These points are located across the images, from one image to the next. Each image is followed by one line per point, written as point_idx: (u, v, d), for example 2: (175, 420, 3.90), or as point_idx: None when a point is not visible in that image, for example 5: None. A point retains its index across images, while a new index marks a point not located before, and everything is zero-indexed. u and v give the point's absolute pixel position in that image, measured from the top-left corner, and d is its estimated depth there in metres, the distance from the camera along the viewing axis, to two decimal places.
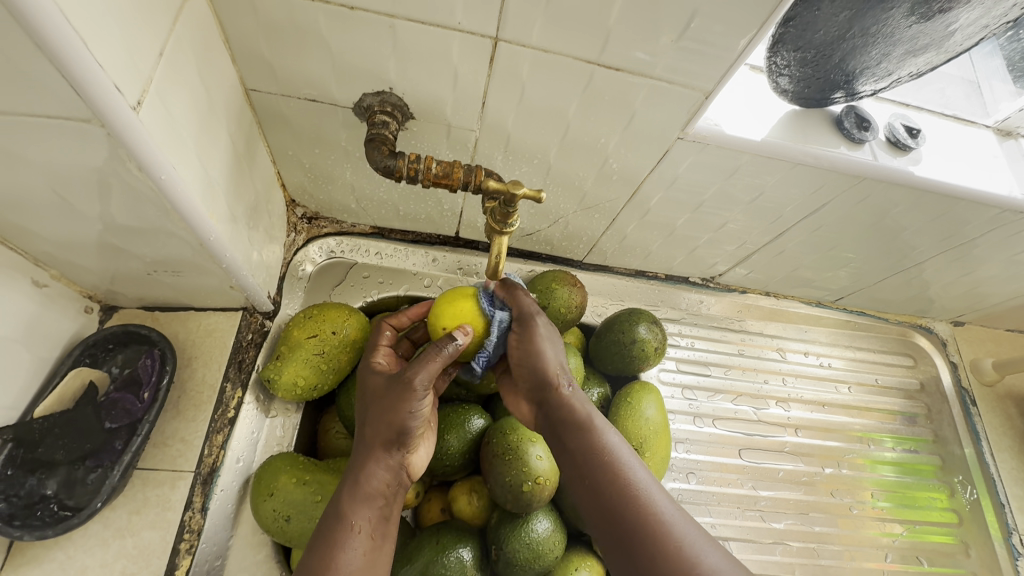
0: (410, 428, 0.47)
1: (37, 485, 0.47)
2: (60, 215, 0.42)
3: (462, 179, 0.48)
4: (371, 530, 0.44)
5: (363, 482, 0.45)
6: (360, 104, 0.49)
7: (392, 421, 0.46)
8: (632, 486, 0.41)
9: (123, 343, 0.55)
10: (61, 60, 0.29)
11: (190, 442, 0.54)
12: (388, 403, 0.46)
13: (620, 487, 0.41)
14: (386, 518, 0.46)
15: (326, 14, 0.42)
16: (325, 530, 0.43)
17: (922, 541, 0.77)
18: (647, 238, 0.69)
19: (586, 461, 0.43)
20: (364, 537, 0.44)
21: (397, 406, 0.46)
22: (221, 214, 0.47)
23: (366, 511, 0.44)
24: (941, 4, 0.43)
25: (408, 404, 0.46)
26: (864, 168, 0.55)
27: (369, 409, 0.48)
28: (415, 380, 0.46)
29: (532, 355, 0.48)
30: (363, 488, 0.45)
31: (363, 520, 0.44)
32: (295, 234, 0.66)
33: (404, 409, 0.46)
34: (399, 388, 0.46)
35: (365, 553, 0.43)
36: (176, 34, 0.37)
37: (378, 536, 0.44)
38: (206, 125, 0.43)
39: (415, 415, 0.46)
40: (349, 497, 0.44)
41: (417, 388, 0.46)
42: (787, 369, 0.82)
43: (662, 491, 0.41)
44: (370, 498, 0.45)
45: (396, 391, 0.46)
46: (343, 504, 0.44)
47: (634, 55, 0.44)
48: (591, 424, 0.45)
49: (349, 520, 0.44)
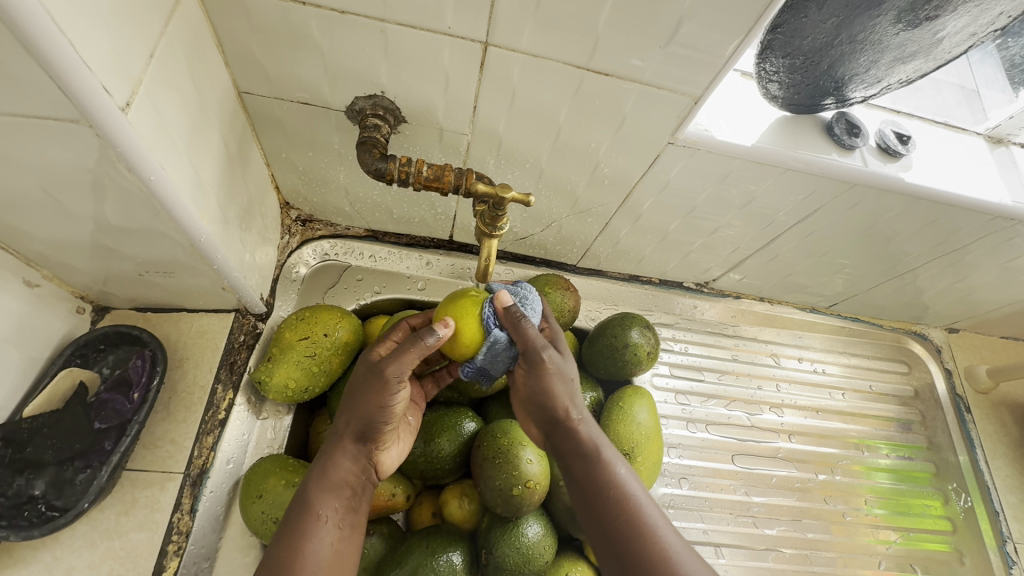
0: (383, 416, 0.47)
1: (26, 485, 0.47)
2: (50, 215, 0.42)
3: (453, 182, 0.48)
4: (338, 520, 0.44)
5: (331, 472, 0.45)
6: (353, 107, 0.50)
7: (360, 408, 0.46)
8: (641, 517, 0.43)
9: (114, 344, 0.55)
10: (48, 61, 0.29)
11: (180, 443, 0.54)
12: (363, 391, 0.46)
13: (630, 520, 0.42)
14: (354, 509, 0.45)
15: (317, 18, 0.42)
16: (292, 518, 0.43)
17: (916, 548, 0.77)
18: (640, 243, 0.69)
19: (599, 492, 0.45)
20: (332, 527, 0.43)
21: (367, 394, 0.46)
22: (212, 215, 0.47)
23: (334, 501, 0.44)
24: (928, 12, 0.44)
25: (383, 392, 0.46)
26: (856, 174, 0.55)
27: (342, 402, 0.49)
28: (388, 369, 0.46)
29: (563, 346, 0.51)
30: (329, 478, 0.45)
31: (330, 510, 0.43)
32: (289, 237, 0.67)
33: (375, 397, 0.46)
34: (373, 376, 0.46)
35: (331, 543, 0.42)
36: (167, 37, 0.38)
37: (345, 527, 0.44)
38: (198, 127, 0.43)
39: (389, 403, 0.46)
40: (314, 488, 0.44)
41: (391, 377, 0.45)
42: (781, 375, 0.82)
43: (668, 523, 0.43)
44: (337, 488, 0.45)
45: (374, 379, 0.46)
46: (310, 493, 0.44)
47: (622, 61, 0.44)
48: (601, 455, 0.46)
49: (316, 510, 0.43)
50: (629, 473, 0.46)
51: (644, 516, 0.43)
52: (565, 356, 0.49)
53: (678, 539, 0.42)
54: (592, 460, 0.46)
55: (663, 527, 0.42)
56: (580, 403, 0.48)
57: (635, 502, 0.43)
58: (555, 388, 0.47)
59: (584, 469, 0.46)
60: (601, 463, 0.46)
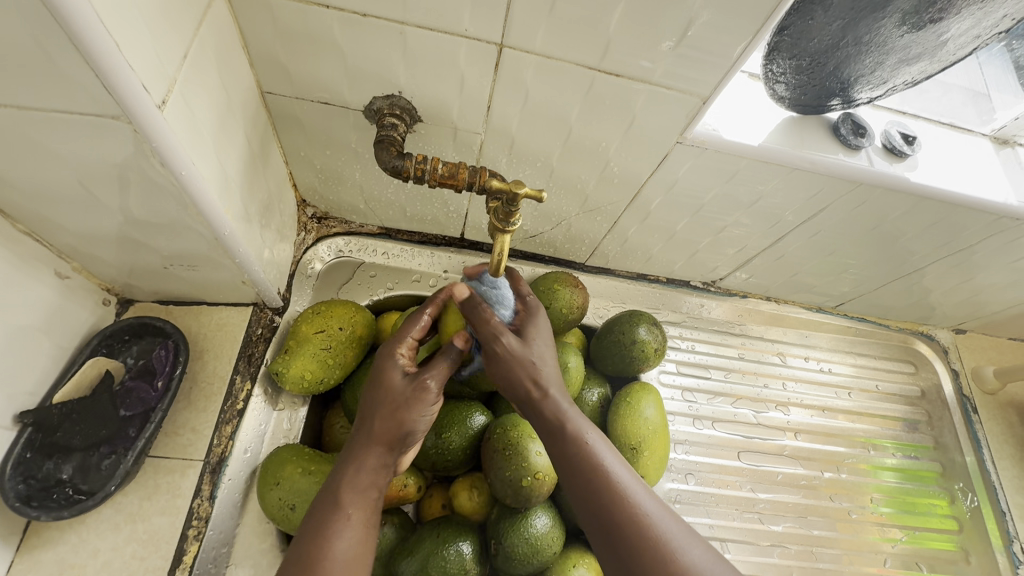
0: (415, 430, 0.49)
1: (54, 469, 0.49)
2: (84, 208, 0.44)
3: (467, 179, 0.50)
4: (365, 522, 0.44)
5: (361, 475, 0.46)
6: (371, 107, 0.51)
7: (401, 418, 0.48)
8: (617, 490, 0.43)
9: (138, 334, 0.57)
10: (93, 60, 0.31)
11: (200, 432, 0.56)
12: (400, 402, 0.48)
13: (603, 491, 0.43)
14: (377, 513, 0.46)
15: (339, 21, 0.44)
16: (319, 517, 0.43)
17: (922, 547, 0.78)
18: (648, 242, 0.70)
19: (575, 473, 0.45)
20: (358, 527, 0.43)
21: (409, 406, 0.48)
22: (236, 211, 0.49)
23: (362, 503, 0.45)
24: (932, 14, 0.45)
25: (420, 407, 0.49)
26: (860, 174, 0.56)
27: (376, 401, 0.49)
28: (430, 385, 0.49)
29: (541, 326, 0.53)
30: (360, 479, 0.46)
31: (357, 510, 0.44)
32: (305, 234, 0.69)
33: (415, 414, 0.48)
34: (411, 390, 0.49)
35: (358, 542, 0.43)
36: (199, 39, 0.40)
37: (371, 529, 0.44)
38: (225, 124, 0.45)
39: (423, 420, 0.49)
40: (347, 486, 0.45)
41: (430, 393, 0.49)
42: (787, 374, 0.82)
43: (645, 489, 0.44)
44: (366, 490, 0.45)
45: (414, 393, 0.49)
46: (340, 492, 0.44)
47: (633, 62, 0.46)
48: (574, 427, 0.47)
49: (346, 509, 0.44)
50: (600, 440, 0.47)
51: (618, 484, 0.43)
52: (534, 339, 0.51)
53: (660, 509, 0.42)
54: (565, 439, 0.46)
55: (638, 494, 0.43)
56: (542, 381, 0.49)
57: (610, 474, 0.44)
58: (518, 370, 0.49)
59: (558, 446, 0.46)
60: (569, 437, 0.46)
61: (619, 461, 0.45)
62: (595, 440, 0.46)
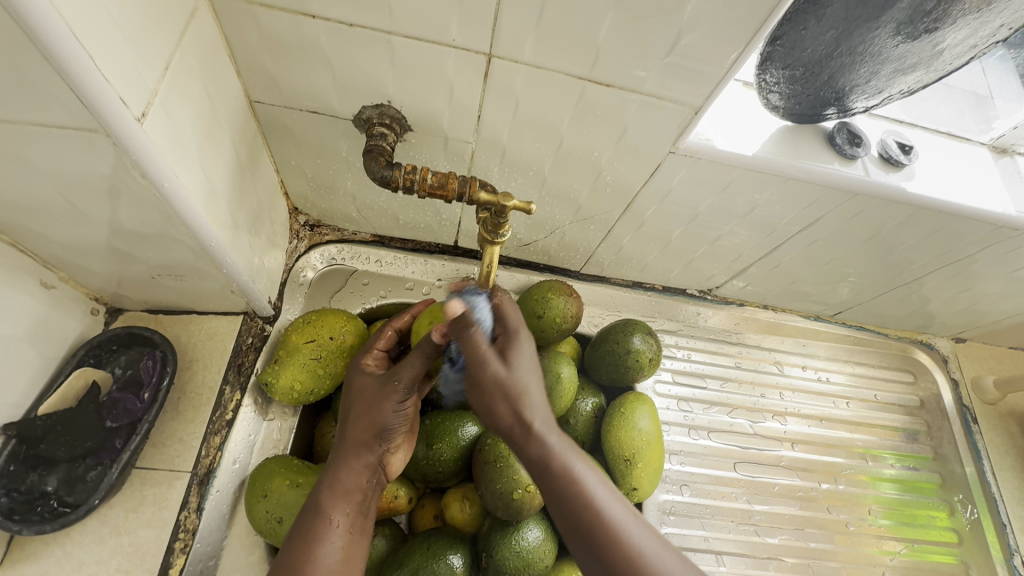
0: (391, 426, 0.49)
1: (39, 481, 0.49)
2: (67, 220, 0.44)
3: (456, 190, 0.49)
4: (349, 525, 0.45)
5: (343, 478, 0.46)
6: (360, 116, 0.51)
7: (373, 418, 0.48)
8: (610, 525, 0.40)
9: (126, 344, 0.56)
10: (66, 72, 0.30)
11: (188, 443, 0.55)
12: (374, 399, 0.49)
13: (595, 525, 0.41)
14: (364, 513, 0.47)
15: (326, 31, 0.43)
16: (304, 522, 0.44)
17: (921, 560, 0.77)
18: (643, 250, 0.69)
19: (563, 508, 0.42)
20: (342, 531, 0.44)
21: (382, 404, 0.49)
22: (222, 221, 0.48)
23: (345, 506, 0.45)
24: (927, 24, 0.44)
25: (389, 403, 0.49)
26: (856, 184, 0.55)
27: (352, 406, 0.50)
28: (398, 381, 0.49)
29: (524, 351, 0.47)
30: (342, 482, 0.46)
31: (341, 515, 0.45)
32: (297, 241, 0.68)
33: (387, 409, 0.49)
34: (381, 385, 0.50)
35: (342, 546, 0.44)
36: (181, 50, 0.39)
37: (355, 531, 0.45)
38: (210, 134, 0.45)
39: (395, 415, 0.49)
40: (327, 493, 0.45)
41: (398, 389, 0.49)
42: (785, 383, 0.82)
43: (636, 520, 0.41)
44: (348, 494, 0.46)
45: (385, 391, 0.50)
46: (322, 498, 0.45)
47: (624, 72, 0.45)
48: (562, 458, 0.43)
49: (328, 514, 0.44)
50: (588, 471, 0.43)
51: (611, 520, 0.41)
52: (519, 366, 0.46)
53: (651, 538, 0.40)
54: (548, 472, 0.43)
55: (631, 528, 0.41)
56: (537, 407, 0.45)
57: (601, 508, 0.41)
58: (496, 404, 0.45)
59: (547, 482, 0.43)
60: (558, 469, 0.43)
61: (611, 494, 0.43)
62: (583, 470, 0.43)
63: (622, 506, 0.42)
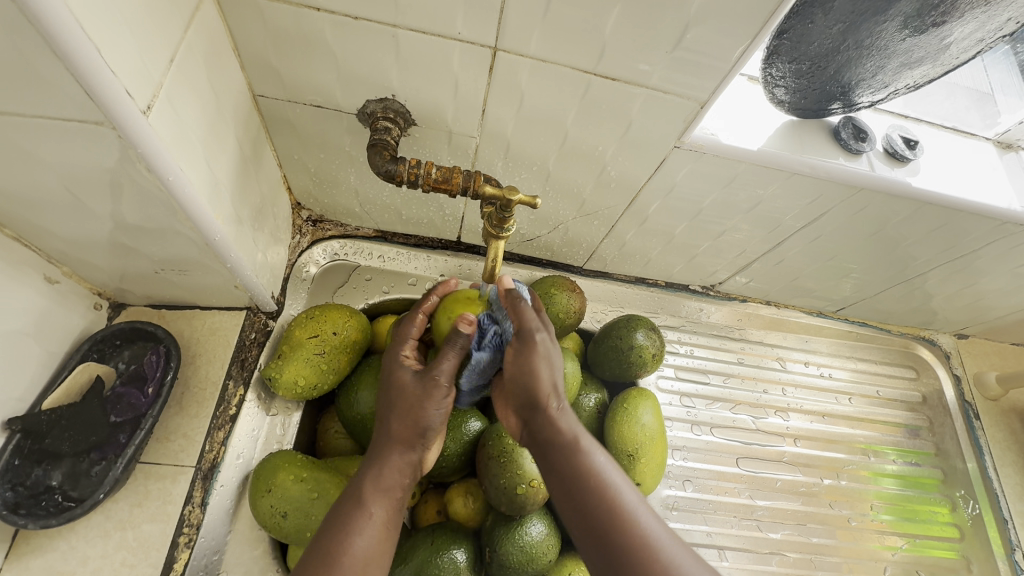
0: (432, 426, 0.48)
1: (44, 476, 0.49)
2: (71, 214, 0.44)
3: (461, 184, 0.49)
4: (387, 520, 0.44)
5: (383, 473, 0.46)
6: (364, 110, 0.51)
7: (418, 415, 0.48)
8: (622, 510, 0.42)
9: (130, 339, 0.56)
10: (73, 64, 0.30)
11: (192, 438, 0.55)
12: (417, 400, 0.48)
13: (607, 508, 0.42)
14: (400, 510, 0.46)
15: (330, 24, 0.43)
16: (339, 513, 0.43)
17: (922, 555, 0.77)
18: (646, 245, 0.69)
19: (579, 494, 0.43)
20: (380, 525, 0.44)
21: (425, 403, 0.48)
22: (226, 215, 0.48)
23: (383, 500, 0.45)
24: (934, 18, 0.44)
25: (433, 402, 0.48)
26: (862, 179, 0.55)
27: (392, 404, 0.49)
28: (440, 378, 0.48)
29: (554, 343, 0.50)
30: (381, 478, 0.46)
31: (380, 509, 0.44)
32: (300, 236, 0.68)
33: (430, 409, 0.48)
34: (421, 385, 0.49)
35: (378, 540, 0.43)
36: (186, 42, 0.39)
37: (392, 526, 0.44)
38: (214, 128, 0.45)
39: (438, 414, 0.48)
40: (370, 485, 0.45)
41: (443, 387, 0.48)
42: (787, 379, 0.82)
43: (649, 510, 0.42)
44: (388, 489, 0.46)
45: (427, 390, 0.48)
46: (363, 491, 0.45)
47: (630, 66, 0.45)
48: (580, 443, 0.46)
49: (368, 507, 0.44)
50: (608, 463, 0.45)
51: (625, 504, 0.42)
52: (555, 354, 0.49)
53: (662, 528, 0.41)
54: (572, 452, 0.45)
55: (645, 516, 0.42)
56: (561, 392, 0.48)
57: (615, 493, 0.43)
58: (539, 370, 0.47)
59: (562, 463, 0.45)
60: (581, 452, 0.45)
61: (627, 484, 0.44)
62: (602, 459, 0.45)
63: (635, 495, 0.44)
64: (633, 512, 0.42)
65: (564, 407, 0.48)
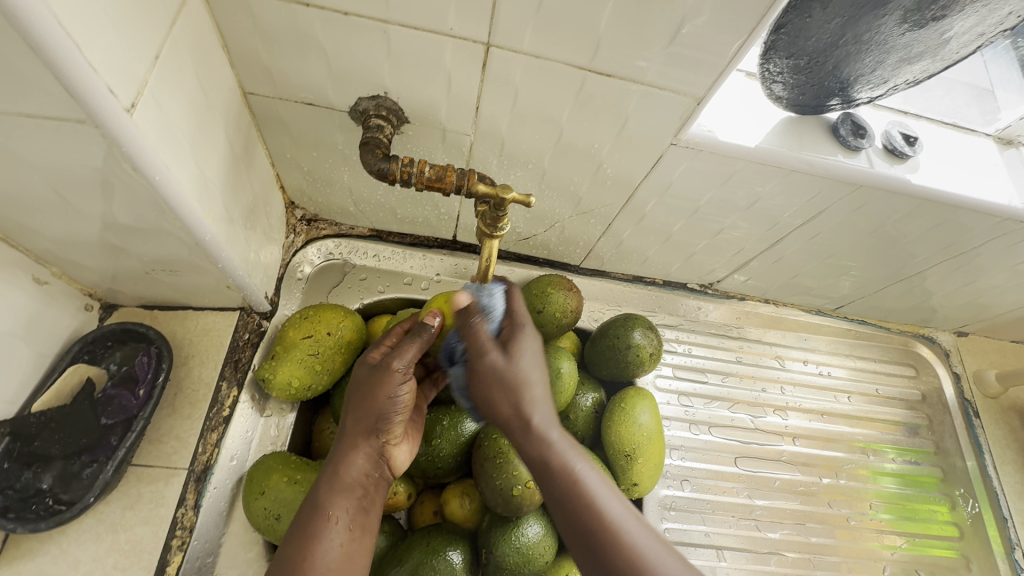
0: (390, 413, 0.47)
1: (33, 479, 0.48)
2: (59, 214, 0.43)
3: (454, 183, 0.49)
4: (349, 521, 0.44)
5: (342, 471, 0.45)
6: (356, 108, 0.50)
7: (373, 410, 0.47)
8: (608, 522, 0.40)
9: (121, 340, 0.55)
10: (52, 61, 0.30)
11: (185, 439, 0.55)
12: (369, 389, 0.47)
13: (594, 526, 0.40)
14: (366, 509, 0.46)
15: (321, 20, 0.42)
16: (302, 521, 0.44)
17: (922, 554, 0.76)
18: (644, 244, 0.69)
19: (560, 501, 0.42)
20: (343, 528, 0.44)
21: (378, 395, 0.47)
22: (216, 215, 0.48)
23: (345, 502, 0.45)
24: (934, 11, 0.43)
25: (386, 389, 0.47)
26: (860, 175, 0.54)
27: (352, 400, 0.49)
28: (393, 365, 0.48)
29: (528, 343, 0.47)
30: (341, 476, 0.45)
31: (341, 511, 0.44)
32: (294, 236, 0.67)
33: (382, 396, 0.47)
34: (373, 374, 0.48)
35: (342, 543, 0.43)
36: (172, 39, 0.38)
37: (356, 527, 0.44)
38: (203, 125, 0.44)
39: (395, 401, 0.47)
40: (326, 487, 0.45)
41: (395, 373, 0.48)
42: (786, 377, 0.81)
43: (638, 520, 0.41)
44: (348, 488, 0.45)
45: (378, 378, 0.48)
46: (320, 494, 0.45)
47: (625, 62, 0.44)
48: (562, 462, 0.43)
49: (327, 510, 0.44)
50: (589, 469, 0.43)
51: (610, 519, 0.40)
52: (521, 357, 0.46)
53: (649, 537, 0.40)
54: (558, 477, 0.42)
55: (631, 527, 0.40)
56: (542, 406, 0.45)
57: (600, 508, 0.41)
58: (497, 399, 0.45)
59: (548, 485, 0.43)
60: (564, 471, 0.42)
61: (612, 491, 0.42)
62: (583, 468, 0.43)
63: (622, 503, 0.42)
64: (618, 524, 0.40)
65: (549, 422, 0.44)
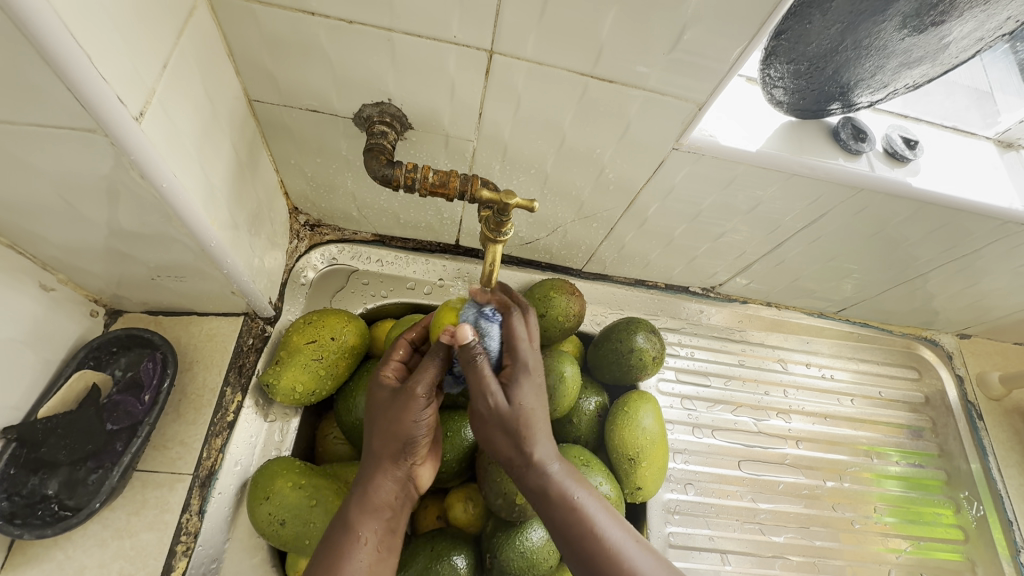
0: (416, 438, 0.47)
1: (40, 485, 0.48)
2: (65, 221, 0.43)
3: (458, 188, 0.49)
4: (377, 542, 0.44)
5: (371, 493, 0.45)
6: (360, 114, 0.50)
7: (397, 432, 0.46)
8: (609, 552, 0.42)
9: (126, 346, 0.56)
10: (64, 72, 0.30)
11: (189, 445, 0.55)
12: (395, 413, 0.47)
13: (598, 558, 0.42)
14: (393, 529, 0.46)
15: (325, 28, 0.43)
16: (332, 540, 0.44)
17: (927, 557, 0.76)
18: (646, 248, 0.69)
19: (563, 531, 0.43)
20: (371, 550, 0.44)
21: (403, 418, 0.46)
22: (222, 221, 0.48)
23: (374, 522, 0.45)
24: (933, 17, 0.44)
25: (411, 414, 0.46)
26: (861, 178, 0.55)
27: (375, 423, 0.48)
28: (416, 389, 0.46)
29: (529, 383, 0.46)
30: (370, 498, 0.45)
31: (369, 532, 0.44)
32: (298, 241, 0.67)
33: (409, 420, 0.46)
34: (400, 397, 0.47)
35: (372, 565, 0.43)
36: (179, 48, 0.39)
37: (384, 549, 0.44)
38: (209, 133, 0.44)
39: (419, 425, 0.46)
40: (355, 509, 0.45)
41: (418, 398, 0.46)
42: (788, 380, 0.81)
43: (639, 547, 0.42)
44: (376, 509, 0.45)
45: (402, 401, 0.47)
46: (349, 515, 0.44)
47: (628, 68, 0.45)
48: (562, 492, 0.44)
49: (355, 530, 0.44)
50: (590, 499, 0.44)
51: (612, 549, 0.42)
52: (523, 400, 0.45)
53: (655, 566, 0.42)
54: (563, 506, 0.43)
55: (634, 555, 0.42)
56: (544, 431, 0.46)
57: (602, 538, 0.42)
58: (496, 435, 0.45)
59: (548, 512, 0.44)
60: (567, 504, 0.43)
61: (612, 519, 0.44)
62: (586, 499, 0.44)
63: (623, 531, 0.43)
64: (620, 552, 0.42)
65: (548, 444, 0.46)
